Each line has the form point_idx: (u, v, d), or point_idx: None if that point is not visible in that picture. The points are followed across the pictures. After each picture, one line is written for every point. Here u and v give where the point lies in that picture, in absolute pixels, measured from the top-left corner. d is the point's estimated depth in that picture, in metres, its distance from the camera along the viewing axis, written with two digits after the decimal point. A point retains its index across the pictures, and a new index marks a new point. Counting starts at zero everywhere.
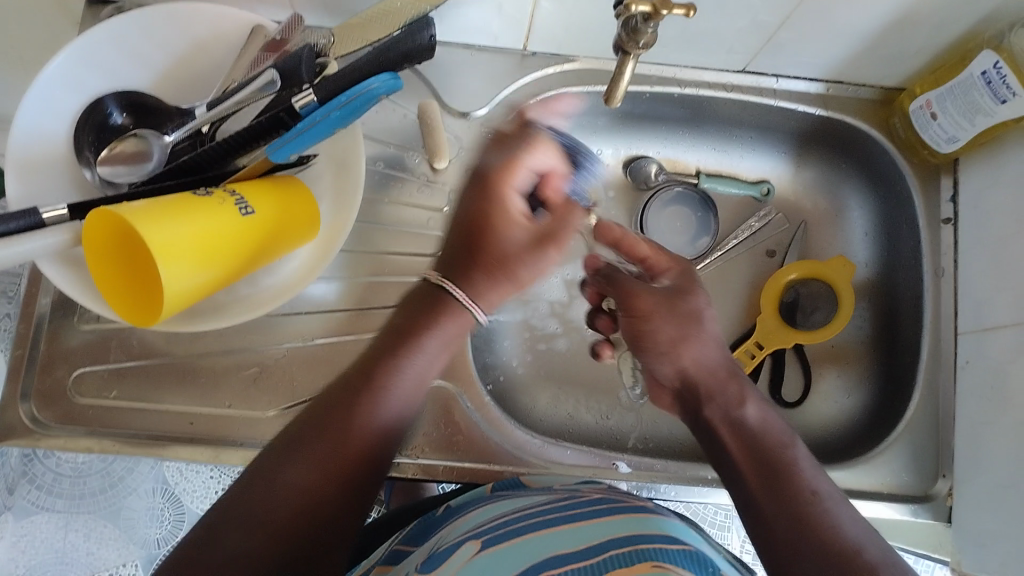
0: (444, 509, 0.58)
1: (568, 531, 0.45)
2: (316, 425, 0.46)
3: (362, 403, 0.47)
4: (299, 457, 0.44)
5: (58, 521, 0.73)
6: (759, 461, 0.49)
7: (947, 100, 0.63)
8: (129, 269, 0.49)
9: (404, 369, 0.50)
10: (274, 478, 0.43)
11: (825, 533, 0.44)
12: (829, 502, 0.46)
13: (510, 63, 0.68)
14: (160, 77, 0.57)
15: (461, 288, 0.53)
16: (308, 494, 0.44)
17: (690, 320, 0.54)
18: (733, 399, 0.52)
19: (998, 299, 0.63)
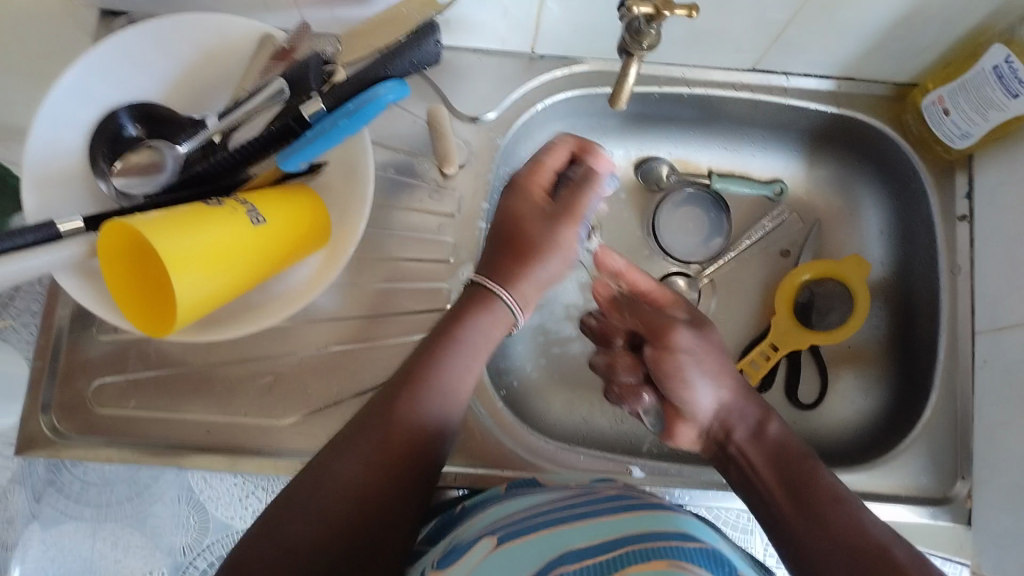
0: (461, 508, 0.57)
1: (587, 526, 0.45)
2: (362, 425, 0.48)
3: (417, 402, 0.49)
4: (353, 454, 0.47)
5: (87, 530, 0.71)
6: (787, 479, 0.52)
7: (959, 95, 0.62)
8: (143, 281, 0.50)
9: (455, 369, 0.51)
10: (323, 475, 0.46)
11: (867, 546, 0.46)
12: (857, 506, 0.49)
13: (518, 67, 0.68)
14: (170, 89, 0.58)
15: (493, 279, 0.53)
16: (360, 488, 0.46)
17: (712, 352, 0.56)
18: (761, 417, 0.55)
19: (1016, 296, 0.62)
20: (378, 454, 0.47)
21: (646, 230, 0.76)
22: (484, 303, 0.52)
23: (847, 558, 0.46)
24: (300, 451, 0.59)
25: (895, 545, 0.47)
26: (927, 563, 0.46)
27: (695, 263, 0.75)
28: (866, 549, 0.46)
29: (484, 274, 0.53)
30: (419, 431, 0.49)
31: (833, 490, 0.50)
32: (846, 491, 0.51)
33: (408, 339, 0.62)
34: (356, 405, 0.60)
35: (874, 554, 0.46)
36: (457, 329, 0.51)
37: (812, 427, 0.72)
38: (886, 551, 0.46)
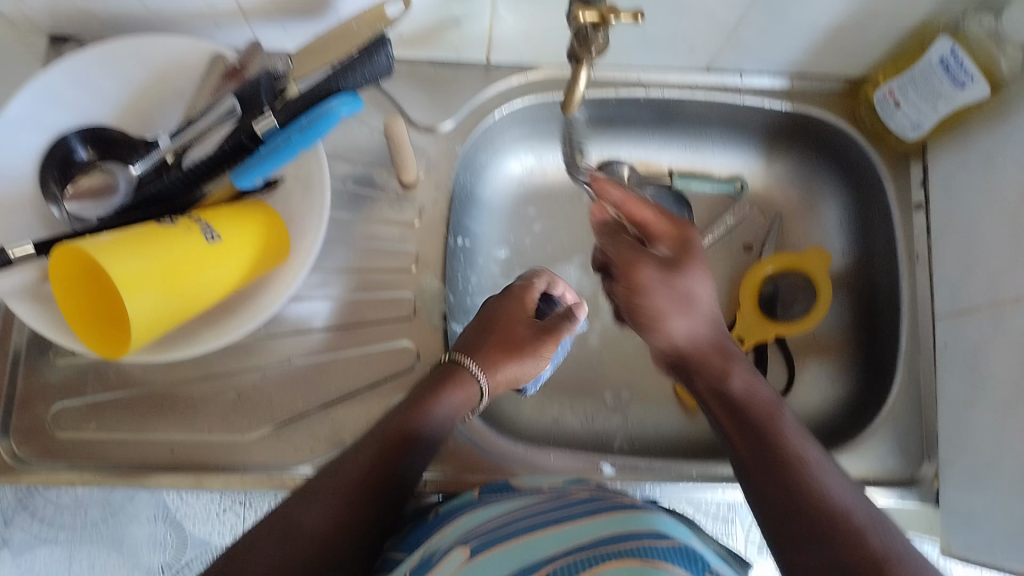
0: (433, 515, 0.57)
1: (557, 532, 0.46)
2: (338, 469, 0.51)
3: (385, 458, 0.51)
4: (315, 508, 0.49)
5: (63, 553, 0.70)
6: (747, 434, 0.51)
7: (908, 88, 0.63)
8: (97, 303, 0.49)
9: (429, 429, 0.53)
10: (289, 522, 0.48)
11: (815, 506, 0.46)
12: (816, 460, 0.49)
13: (474, 74, 0.69)
14: (121, 110, 0.57)
15: (472, 359, 0.57)
16: (315, 542, 0.48)
17: (683, 296, 0.56)
18: (730, 365, 0.55)
19: (972, 282, 0.63)
20: (332, 509, 0.49)
21: None
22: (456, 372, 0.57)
23: (796, 519, 0.46)
24: (267, 465, 0.59)
25: (847, 505, 0.46)
26: (876, 523, 0.46)
27: None
28: (813, 509, 0.46)
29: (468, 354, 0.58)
30: (385, 485, 0.51)
31: (792, 445, 0.50)
32: (809, 443, 0.50)
33: (370, 350, 0.62)
34: (322, 417, 0.60)
35: (820, 514, 0.46)
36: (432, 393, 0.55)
37: None
38: (833, 511, 0.46)
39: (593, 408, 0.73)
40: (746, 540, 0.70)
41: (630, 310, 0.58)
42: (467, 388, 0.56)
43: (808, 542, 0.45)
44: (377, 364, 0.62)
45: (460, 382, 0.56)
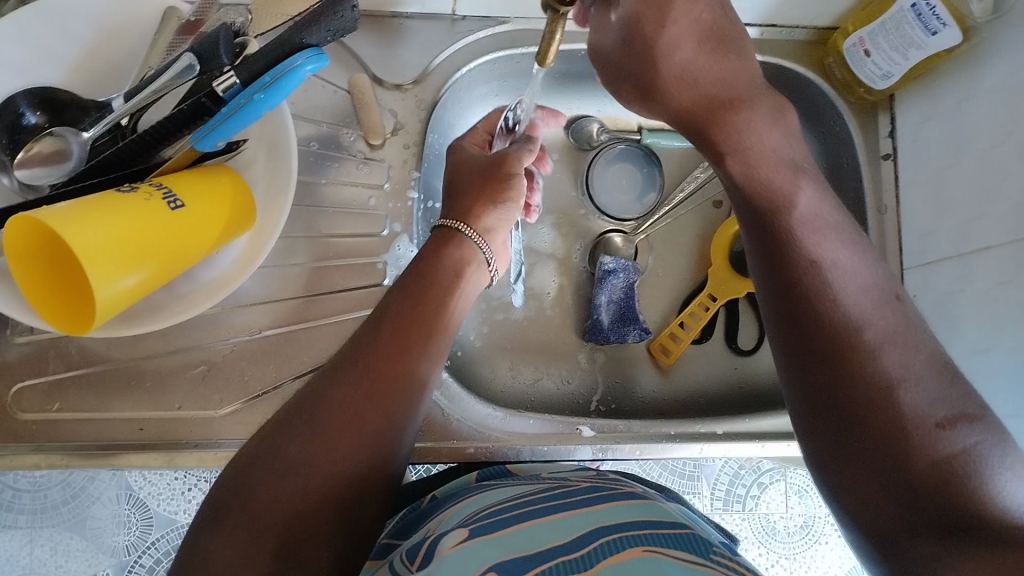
0: (431, 500, 0.56)
1: (560, 522, 0.45)
2: (360, 353, 0.48)
3: (401, 335, 0.49)
4: (337, 384, 0.46)
5: (23, 538, 0.68)
6: (777, 281, 0.48)
7: (878, 35, 0.63)
8: (59, 274, 0.47)
9: (431, 310, 0.51)
10: (317, 400, 0.45)
11: (844, 356, 0.44)
12: (844, 299, 0.46)
13: (440, 29, 0.67)
14: (71, 71, 0.54)
15: (466, 226, 0.56)
16: (350, 415, 0.45)
17: (647, 58, 0.48)
18: (743, 151, 0.50)
19: (941, 230, 0.63)
20: (355, 388, 0.46)
21: (579, 190, 0.76)
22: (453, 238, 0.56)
23: (826, 376, 0.44)
24: (242, 440, 0.57)
25: (878, 347, 0.43)
26: (908, 370, 0.43)
27: (631, 221, 0.76)
28: (842, 368, 0.44)
29: (462, 221, 0.56)
30: (404, 359, 0.48)
31: (824, 287, 0.46)
32: (841, 270, 0.47)
33: (343, 317, 0.60)
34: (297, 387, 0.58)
35: (849, 376, 0.43)
36: (434, 270, 0.54)
37: (753, 372, 0.74)
38: (864, 372, 0.43)
39: (570, 368, 0.73)
40: (714, 490, 0.76)
41: (637, 89, 0.51)
42: (475, 264, 0.56)
43: (836, 409, 0.44)
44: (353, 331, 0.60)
45: (464, 253, 0.55)
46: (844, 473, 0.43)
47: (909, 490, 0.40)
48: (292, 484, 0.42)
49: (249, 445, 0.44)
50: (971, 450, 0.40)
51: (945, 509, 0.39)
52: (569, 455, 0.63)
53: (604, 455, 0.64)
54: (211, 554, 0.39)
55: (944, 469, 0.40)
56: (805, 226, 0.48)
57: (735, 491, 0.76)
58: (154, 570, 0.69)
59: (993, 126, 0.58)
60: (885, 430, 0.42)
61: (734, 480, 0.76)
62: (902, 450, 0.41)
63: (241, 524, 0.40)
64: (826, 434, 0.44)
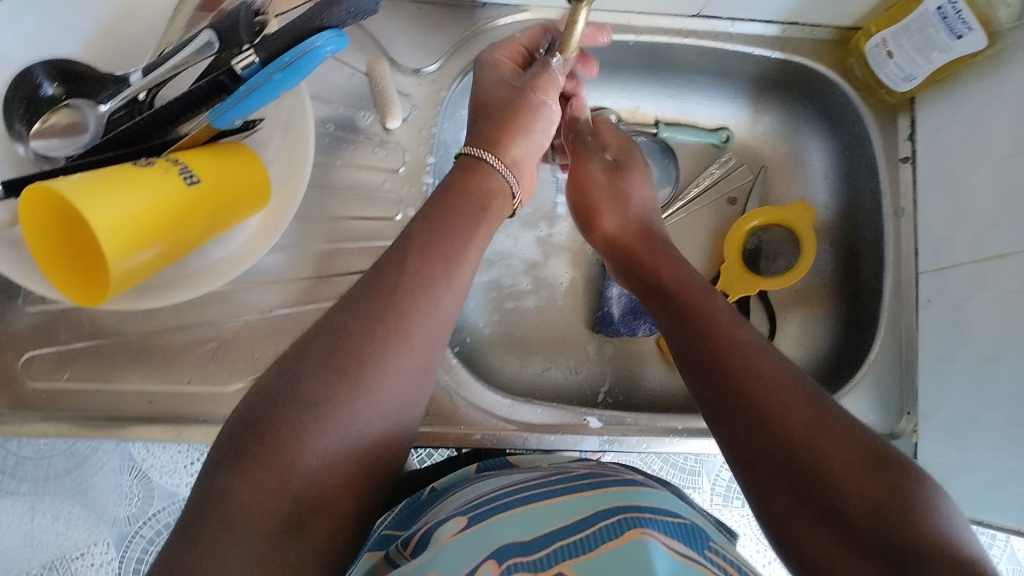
0: (428, 493, 0.57)
1: (557, 505, 0.45)
2: (376, 287, 0.45)
3: (428, 263, 0.47)
4: (358, 318, 0.44)
5: (24, 505, 0.69)
6: (701, 355, 0.46)
7: (902, 37, 0.62)
8: (74, 246, 0.47)
9: (458, 241, 0.49)
10: (335, 334, 0.43)
11: (757, 410, 0.41)
12: (764, 361, 0.43)
13: (459, 15, 0.66)
14: (92, 44, 0.54)
15: (490, 154, 0.54)
16: (371, 349, 0.43)
17: (621, 195, 0.61)
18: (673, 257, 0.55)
19: (958, 236, 0.63)
20: (376, 321, 0.44)
21: None
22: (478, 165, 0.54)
23: (750, 430, 0.41)
24: None
25: (795, 402, 0.41)
26: (832, 418, 0.40)
27: None
28: (767, 413, 0.41)
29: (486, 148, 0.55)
30: (429, 290, 0.46)
31: (742, 351, 0.44)
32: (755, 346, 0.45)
33: None
34: None
35: (773, 424, 0.40)
36: (466, 195, 0.52)
37: None
38: (783, 415, 0.40)
39: (578, 359, 0.73)
40: (712, 488, 0.75)
41: (583, 218, 0.62)
42: (501, 195, 0.55)
43: (768, 462, 0.40)
44: None
45: (491, 185, 0.54)
46: (792, 523, 0.39)
47: (852, 536, 0.36)
48: (310, 420, 0.40)
49: (261, 380, 0.42)
50: (899, 488, 0.37)
51: (905, 544, 0.35)
52: (575, 445, 0.63)
53: (612, 446, 0.64)
54: (230, 491, 0.38)
55: (882, 506, 0.36)
56: (718, 311, 0.48)
57: (735, 487, 0.76)
58: (154, 540, 0.70)
59: (1016, 133, 0.58)
60: (819, 476, 0.38)
61: (734, 476, 0.76)
62: (835, 493, 0.37)
63: (263, 464, 0.39)
64: (768, 493, 0.40)
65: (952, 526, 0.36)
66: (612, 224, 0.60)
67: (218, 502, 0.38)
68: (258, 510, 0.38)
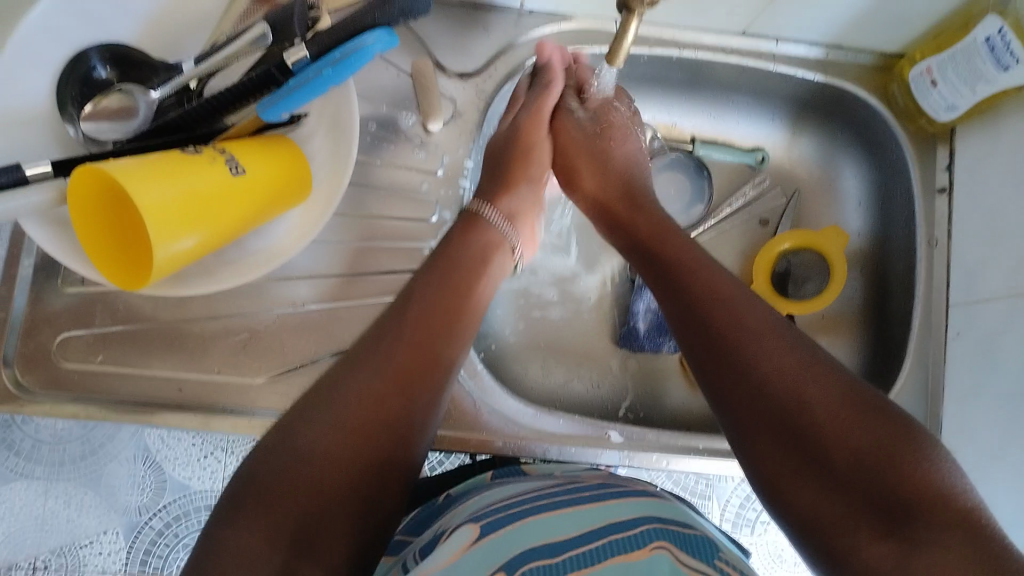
0: (444, 499, 0.57)
1: (580, 512, 0.45)
2: (374, 342, 0.49)
3: (425, 322, 0.51)
4: (355, 375, 0.47)
5: (38, 488, 0.69)
6: (695, 322, 0.49)
7: (948, 66, 0.62)
8: (116, 231, 0.48)
9: (451, 298, 0.54)
10: (336, 387, 0.46)
11: (749, 366, 0.45)
12: (753, 327, 0.47)
13: (506, 22, 0.67)
14: (147, 30, 0.55)
15: (488, 211, 0.61)
16: (368, 404, 0.46)
17: (603, 152, 0.65)
18: (648, 211, 0.60)
19: (993, 269, 0.62)
20: (377, 379, 0.47)
21: None
22: (476, 223, 0.60)
23: (744, 395, 0.45)
24: (276, 409, 0.58)
25: (782, 358, 0.44)
26: (821, 363, 0.44)
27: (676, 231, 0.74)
28: (759, 380, 0.44)
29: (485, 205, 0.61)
30: (421, 355, 0.50)
31: (729, 316, 0.48)
32: (740, 298, 0.49)
33: (385, 299, 0.61)
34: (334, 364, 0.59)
35: (767, 387, 0.44)
36: (459, 257, 0.56)
37: None
38: (772, 371, 0.44)
39: (601, 372, 0.73)
40: (722, 512, 0.75)
41: (565, 176, 0.68)
42: (498, 247, 0.60)
43: (761, 424, 0.43)
44: None
45: (489, 238, 0.60)
46: (787, 481, 0.42)
47: (843, 487, 0.40)
48: (309, 469, 0.42)
49: (266, 434, 0.44)
50: (891, 437, 0.40)
51: (897, 494, 0.39)
52: (594, 458, 0.63)
53: (631, 461, 0.64)
54: (227, 539, 0.39)
55: (871, 458, 0.40)
56: (704, 273, 0.52)
57: (744, 513, 0.75)
58: (162, 533, 0.70)
59: None
60: (811, 435, 0.41)
61: (745, 503, 0.75)
62: (827, 449, 0.41)
63: (259, 513, 0.40)
64: (761, 451, 0.43)
65: (939, 469, 0.40)
66: (589, 184, 0.65)
67: (216, 550, 0.39)
68: (259, 553, 0.39)
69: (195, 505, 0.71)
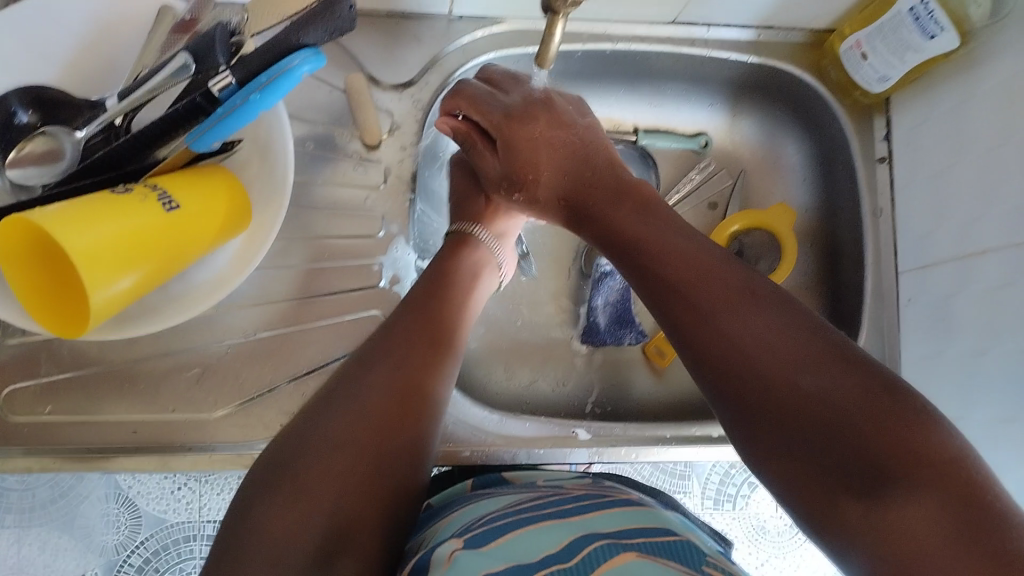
0: (427, 509, 0.56)
1: (553, 527, 0.45)
2: (384, 345, 0.50)
3: (431, 329, 0.52)
4: (375, 370, 0.48)
5: (10, 536, 0.67)
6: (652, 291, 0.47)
7: (876, 38, 0.63)
8: (49, 274, 0.46)
9: (452, 317, 0.55)
10: (355, 381, 0.47)
11: (714, 327, 0.43)
12: (718, 303, 0.44)
13: (435, 30, 0.66)
14: (64, 69, 0.53)
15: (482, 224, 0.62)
16: (392, 398, 0.47)
17: (529, 177, 0.57)
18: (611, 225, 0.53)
19: (939, 233, 0.63)
20: (394, 369, 0.49)
21: None
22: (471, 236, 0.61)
23: (720, 378, 0.42)
24: (237, 442, 0.56)
25: (745, 317, 0.43)
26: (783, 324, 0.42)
27: None
28: (731, 363, 0.42)
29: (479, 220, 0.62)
30: (435, 347, 0.52)
31: (695, 293, 0.45)
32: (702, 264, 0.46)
33: (337, 320, 0.60)
34: (292, 389, 0.58)
35: (741, 366, 0.41)
36: (458, 275, 0.58)
37: None
38: (734, 329, 0.42)
39: (565, 370, 0.73)
40: (704, 489, 0.75)
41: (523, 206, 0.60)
42: (490, 266, 0.62)
43: (742, 406, 0.42)
44: (349, 334, 0.60)
45: (481, 256, 0.61)
46: (762, 442, 0.41)
47: (819, 449, 0.38)
48: (344, 457, 0.44)
49: (292, 425, 0.46)
50: (868, 396, 0.38)
51: (875, 466, 0.37)
52: (564, 459, 0.63)
53: (601, 457, 0.63)
54: (263, 526, 0.41)
55: (842, 415, 0.38)
56: (660, 239, 0.49)
57: (725, 490, 0.76)
58: (142, 569, 0.69)
59: (993, 129, 0.58)
60: (790, 416, 0.39)
61: (724, 479, 0.76)
62: (795, 409, 0.39)
63: (287, 503, 0.42)
64: (733, 413, 0.42)
65: (939, 431, 0.37)
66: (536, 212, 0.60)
67: (251, 535, 0.41)
68: (291, 543, 0.41)
69: (173, 539, 0.69)
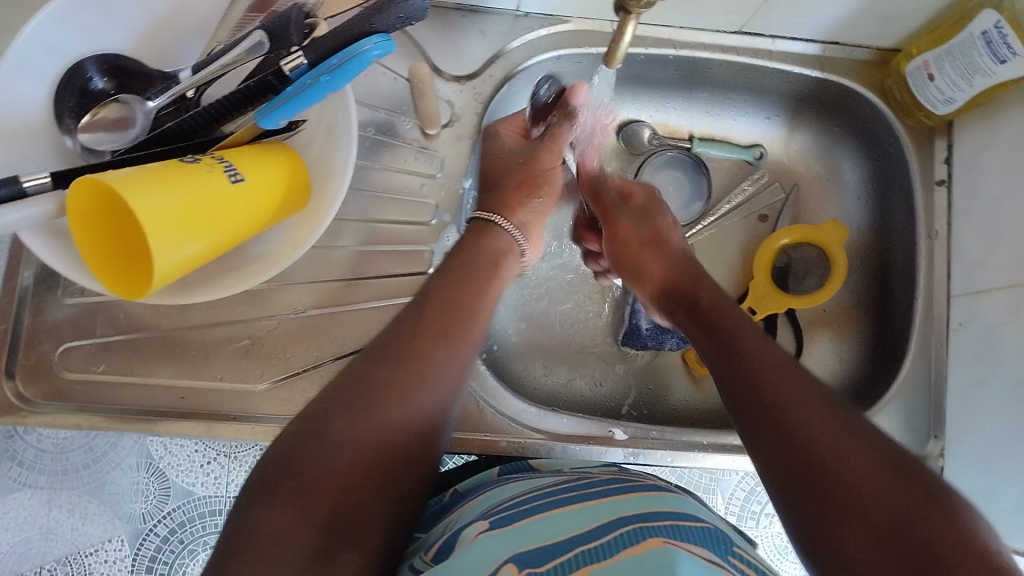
0: (450, 495, 0.57)
1: (581, 510, 0.45)
2: (396, 337, 0.49)
3: (440, 327, 0.50)
4: (380, 364, 0.47)
5: (42, 497, 0.66)
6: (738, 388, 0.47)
7: (945, 60, 0.62)
8: (112, 238, 0.47)
9: (466, 304, 0.53)
10: (359, 377, 0.46)
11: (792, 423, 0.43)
12: (796, 392, 0.44)
13: (502, 24, 0.67)
14: (141, 39, 0.55)
15: (499, 218, 0.60)
16: (396, 398, 0.46)
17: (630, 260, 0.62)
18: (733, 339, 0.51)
19: (995, 260, 0.62)
20: (400, 364, 0.47)
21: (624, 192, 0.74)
22: (490, 229, 0.60)
23: (793, 473, 0.41)
24: (280, 415, 0.58)
25: (823, 420, 0.42)
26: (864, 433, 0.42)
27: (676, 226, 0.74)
28: (801, 446, 0.42)
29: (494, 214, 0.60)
30: (446, 340, 0.50)
31: (774, 382, 0.46)
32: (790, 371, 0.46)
33: (385, 303, 0.61)
34: (337, 368, 0.59)
35: (812, 460, 0.41)
36: (477, 262, 0.57)
37: None
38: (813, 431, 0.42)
39: (603, 371, 0.73)
40: (728, 506, 0.73)
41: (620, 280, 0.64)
42: (512, 252, 0.60)
43: (808, 495, 0.40)
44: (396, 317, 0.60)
45: (500, 244, 0.59)
46: (819, 530, 0.40)
47: (876, 535, 0.38)
48: (345, 456, 0.43)
49: (293, 422, 0.45)
50: (934, 499, 0.38)
51: (928, 549, 0.36)
52: (599, 457, 0.63)
53: (636, 459, 0.63)
54: (263, 522, 0.40)
55: (909, 518, 0.37)
56: (754, 340, 0.49)
57: (750, 508, 0.73)
58: (167, 540, 0.68)
59: None
60: (850, 496, 0.39)
61: (750, 496, 0.73)
62: (865, 504, 0.38)
63: (294, 495, 0.41)
64: (793, 502, 0.41)
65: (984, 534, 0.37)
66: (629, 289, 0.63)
67: (252, 529, 0.40)
68: (291, 540, 0.40)
69: (199, 511, 0.68)
